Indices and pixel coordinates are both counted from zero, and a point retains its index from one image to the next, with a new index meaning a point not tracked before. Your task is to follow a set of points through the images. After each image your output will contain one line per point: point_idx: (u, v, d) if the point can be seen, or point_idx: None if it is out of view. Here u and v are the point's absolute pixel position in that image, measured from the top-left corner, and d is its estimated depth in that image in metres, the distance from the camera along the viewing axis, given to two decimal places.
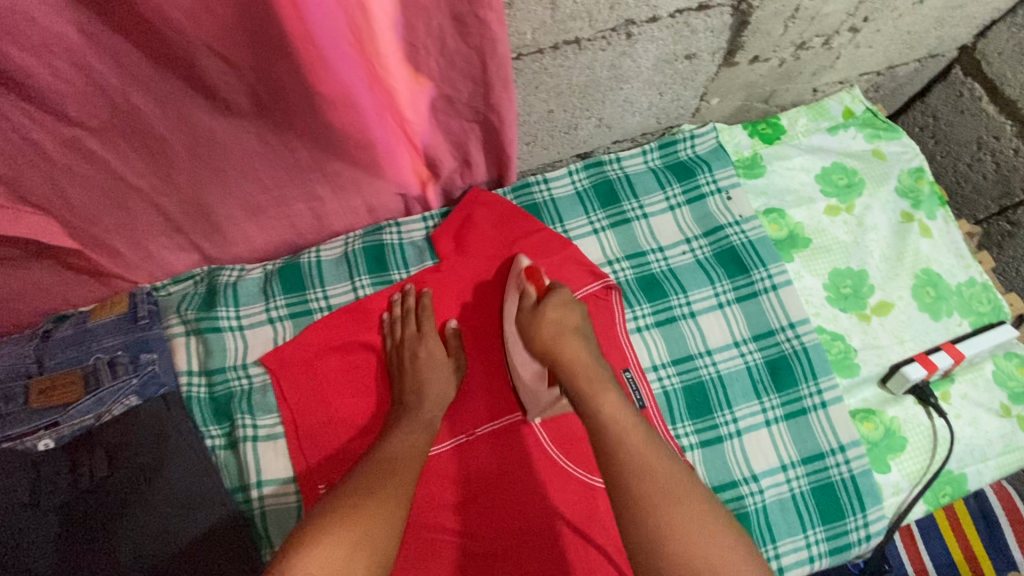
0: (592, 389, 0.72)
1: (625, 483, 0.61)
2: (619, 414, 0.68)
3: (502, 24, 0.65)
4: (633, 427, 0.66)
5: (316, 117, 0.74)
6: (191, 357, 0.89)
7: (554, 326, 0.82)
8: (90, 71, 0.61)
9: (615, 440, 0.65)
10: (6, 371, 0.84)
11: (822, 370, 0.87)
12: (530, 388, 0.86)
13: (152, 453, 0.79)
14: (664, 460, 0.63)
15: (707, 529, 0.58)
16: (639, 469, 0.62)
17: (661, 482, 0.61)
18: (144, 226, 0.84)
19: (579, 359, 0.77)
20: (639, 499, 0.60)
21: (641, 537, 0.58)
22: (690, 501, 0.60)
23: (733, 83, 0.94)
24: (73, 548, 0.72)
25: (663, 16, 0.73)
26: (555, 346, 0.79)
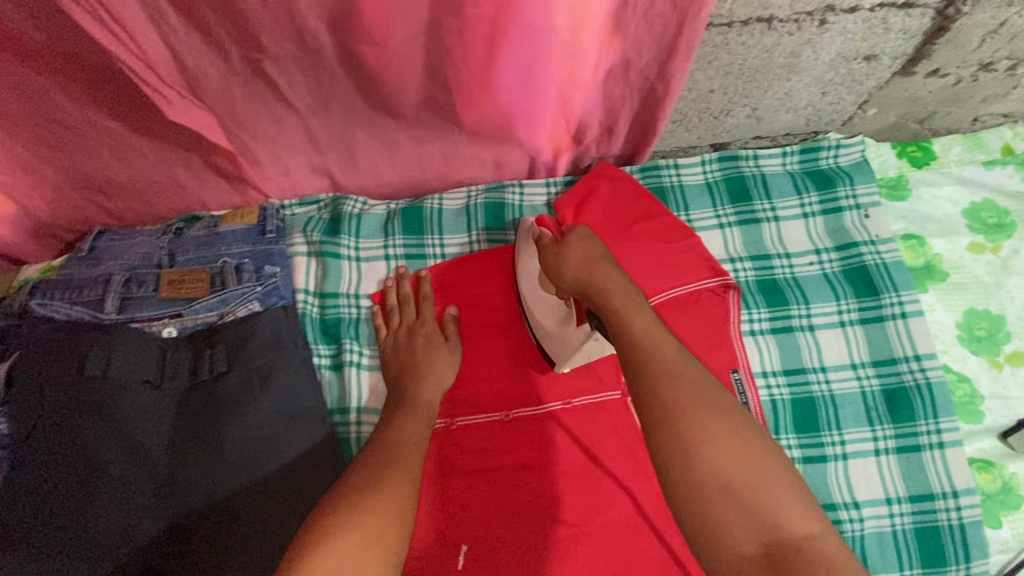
0: (625, 305, 0.65)
1: (655, 389, 0.57)
2: (653, 337, 0.61)
3: None
4: (666, 339, 0.62)
5: (485, 67, 0.74)
6: (309, 277, 0.92)
7: (581, 255, 0.72)
8: (294, 6, 0.66)
9: (647, 353, 0.60)
10: (141, 259, 0.88)
11: (945, 410, 0.82)
12: (556, 334, 0.81)
13: (268, 359, 0.82)
14: (700, 378, 0.58)
15: (745, 447, 0.54)
16: (670, 374, 0.57)
17: (700, 397, 0.56)
18: (289, 143, 0.88)
19: (613, 283, 0.68)
20: (672, 412, 0.55)
21: (673, 448, 0.53)
22: (728, 417, 0.55)
23: (900, 95, 0.89)
24: (187, 431, 0.77)
25: (864, 8, 0.71)
26: (584, 275, 0.71)
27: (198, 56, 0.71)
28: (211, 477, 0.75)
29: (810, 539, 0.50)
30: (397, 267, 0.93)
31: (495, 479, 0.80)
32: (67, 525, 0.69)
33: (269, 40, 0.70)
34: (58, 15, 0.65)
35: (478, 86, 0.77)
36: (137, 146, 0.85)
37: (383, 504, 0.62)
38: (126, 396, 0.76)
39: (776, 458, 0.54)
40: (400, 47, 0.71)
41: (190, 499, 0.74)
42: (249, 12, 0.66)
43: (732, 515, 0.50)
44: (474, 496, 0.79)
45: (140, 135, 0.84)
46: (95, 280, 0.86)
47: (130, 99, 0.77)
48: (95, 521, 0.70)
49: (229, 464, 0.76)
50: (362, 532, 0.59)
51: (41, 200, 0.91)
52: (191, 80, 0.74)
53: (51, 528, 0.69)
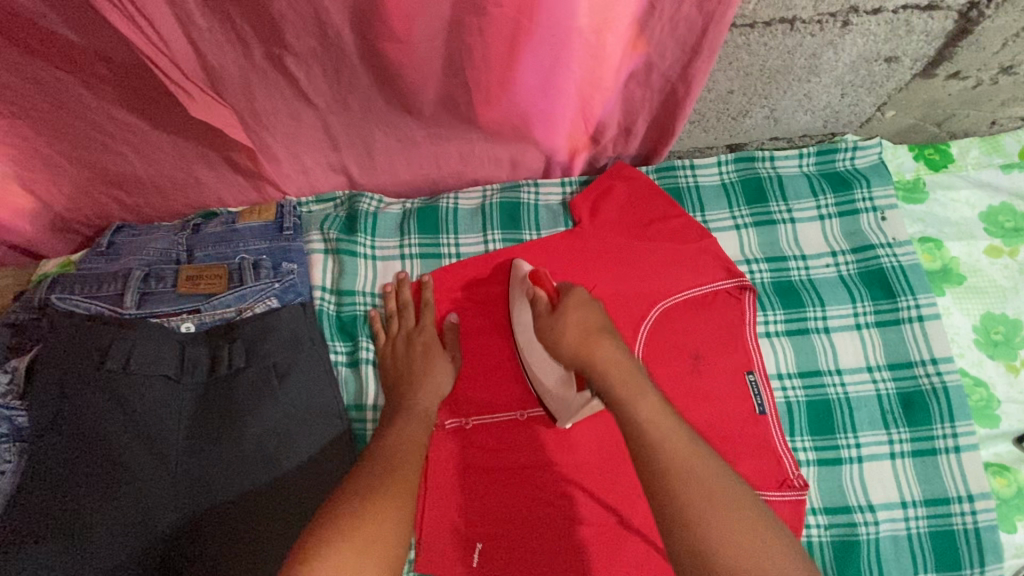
0: (627, 389, 0.67)
1: (668, 485, 0.58)
2: (657, 419, 0.63)
3: None
4: (672, 424, 0.63)
5: (505, 66, 0.74)
6: (325, 274, 0.93)
7: (579, 328, 0.75)
8: (319, 3, 0.66)
9: (651, 439, 0.61)
10: (159, 254, 0.89)
11: (961, 414, 0.82)
12: (557, 395, 0.78)
13: (287, 355, 0.82)
14: (703, 460, 0.59)
15: (752, 531, 0.55)
16: (680, 466, 0.59)
17: (703, 481, 0.58)
18: (307, 140, 0.88)
19: (613, 362, 0.70)
20: (680, 503, 0.56)
21: (683, 541, 0.55)
22: (733, 498, 0.57)
23: (919, 98, 0.88)
24: (205, 425, 0.77)
25: (887, 10, 0.70)
26: (583, 353, 0.73)
27: (220, 52, 0.71)
28: (228, 474, 0.75)
29: None
30: (398, 273, 0.93)
31: (510, 478, 0.81)
32: (86, 520, 0.70)
33: (293, 37, 0.70)
34: (84, 11, 0.66)
35: (497, 86, 0.77)
36: (156, 142, 0.86)
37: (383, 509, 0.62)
38: (146, 390, 0.76)
39: (784, 541, 0.56)
40: (421, 46, 0.71)
41: (207, 496, 0.74)
42: (274, 8, 0.66)
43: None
44: (489, 493, 0.80)
45: (161, 131, 0.84)
46: (115, 275, 0.86)
47: (151, 95, 0.78)
48: (114, 516, 0.71)
49: (246, 461, 0.76)
50: (363, 539, 0.59)
51: (60, 194, 0.92)
52: (213, 77, 0.74)
53: (70, 522, 0.70)
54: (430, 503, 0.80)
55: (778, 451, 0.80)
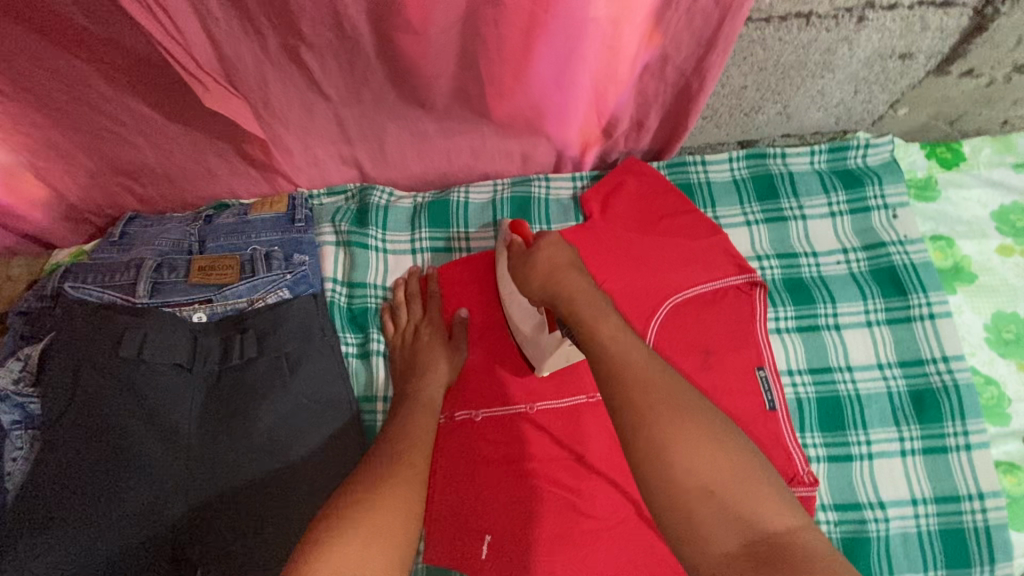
0: (591, 312, 0.65)
1: (625, 393, 0.56)
2: (622, 342, 0.61)
3: None
4: (635, 344, 0.61)
5: (519, 59, 0.74)
6: (337, 267, 0.93)
7: (548, 264, 0.74)
8: None
9: (615, 358, 0.59)
10: (172, 245, 0.90)
11: (972, 412, 0.82)
12: (531, 339, 0.80)
13: (298, 346, 0.82)
14: (666, 375, 0.58)
15: (716, 443, 0.53)
16: (639, 377, 0.57)
17: (661, 390, 0.56)
18: (320, 132, 0.88)
19: (580, 291, 0.69)
20: (640, 413, 0.54)
21: (646, 451, 0.53)
22: (698, 411, 0.55)
23: (932, 96, 0.88)
24: (216, 412, 0.78)
25: (903, 5, 0.70)
26: (553, 286, 0.71)
27: (236, 44, 0.72)
28: (239, 463, 0.76)
29: (788, 535, 0.49)
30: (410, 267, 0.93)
31: (521, 472, 0.80)
32: (99, 509, 0.71)
33: (308, 29, 0.71)
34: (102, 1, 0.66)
35: (510, 79, 0.78)
36: (169, 133, 0.86)
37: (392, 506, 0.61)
38: (159, 375, 0.77)
39: (745, 452, 0.54)
40: (436, 38, 0.72)
41: (219, 483, 0.75)
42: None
43: (712, 519, 0.49)
44: (498, 485, 0.80)
45: (174, 122, 0.85)
46: (127, 264, 0.86)
47: (165, 86, 0.78)
48: (126, 505, 0.71)
49: (257, 450, 0.77)
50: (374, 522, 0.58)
51: (73, 185, 0.93)
52: (227, 67, 0.74)
53: (82, 511, 0.70)
54: (441, 494, 0.80)
55: (788, 448, 0.80)
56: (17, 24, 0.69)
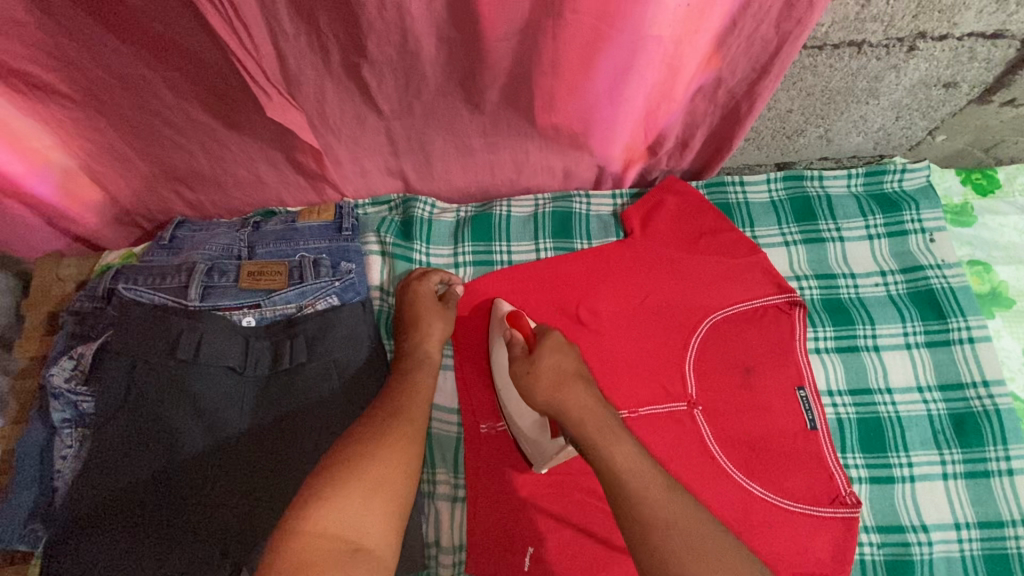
0: (603, 436, 0.66)
1: (649, 535, 0.58)
2: (634, 466, 0.63)
3: (819, 10, 0.67)
4: (649, 472, 0.63)
5: (571, 76, 0.77)
6: (382, 276, 0.95)
7: (552, 375, 0.72)
8: (404, 15, 0.69)
9: (632, 491, 0.61)
10: (222, 250, 0.92)
11: (1014, 436, 0.82)
12: (532, 438, 0.79)
13: (347, 351, 0.83)
14: (686, 513, 0.60)
15: None
16: (662, 519, 0.59)
17: (684, 534, 0.58)
18: (369, 144, 0.91)
19: (587, 410, 0.68)
20: (665, 557, 0.56)
21: None
22: (714, 551, 0.57)
23: (971, 123, 0.90)
24: (264, 417, 0.79)
25: (953, 37, 0.73)
26: (556, 404, 0.70)
27: (301, 58, 0.74)
28: (291, 469, 0.77)
29: None
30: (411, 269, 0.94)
31: (562, 482, 0.81)
32: (159, 509, 0.73)
33: (372, 48, 0.73)
34: (175, 18, 0.69)
35: (561, 95, 0.80)
36: (225, 142, 0.89)
37: (391, 459, 0.67)
38: (210, 378, 0.78)
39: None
40: (493, 55, 0.74)
41: (271, 492, 0.76)
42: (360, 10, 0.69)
43: None
44: (538, 498, 0.80)
45: (231, 132, 0.87)
46: (178, 268, 0.89)
47: (227, 96, 0.81)
48: (183, 504, 0.74)
49: (306, 453, 0.77)
50: (370, 484, 0.64)
51: (127, 189, 0.95)
52: (290, 78, 0.77)
53: (142, 512, 0.73)
54: (482, 503, 0.81)
55: (829, 469, 0.81)
56: (95, 32, 0.71)
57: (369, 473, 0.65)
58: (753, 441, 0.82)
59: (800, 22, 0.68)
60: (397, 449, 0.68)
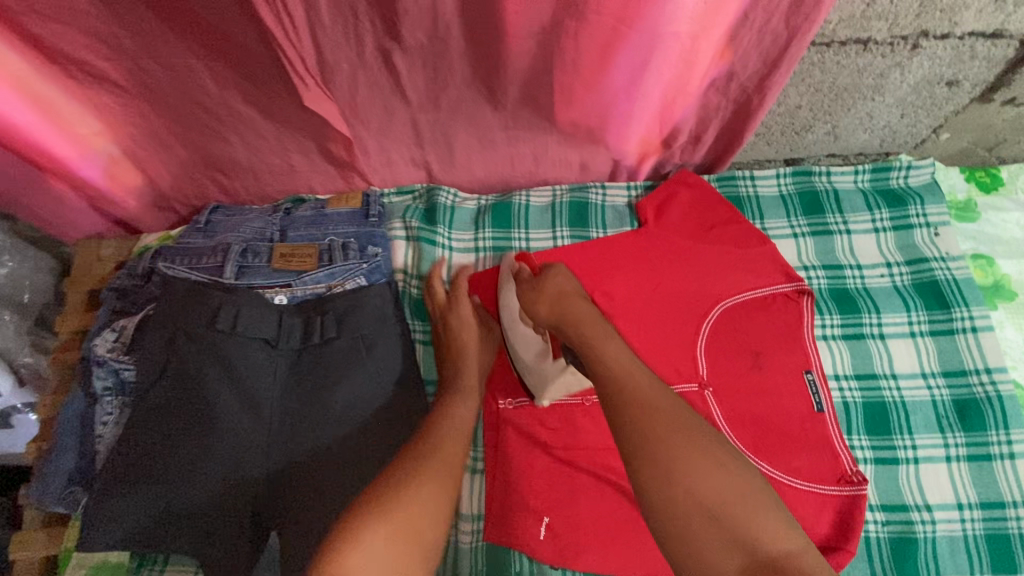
0: (596, 334, 0.73)
1: (630, 414, 0.63)
2: (621, 359, 0.69)
3: (826, 6, 0.71)
4: (636, 367, 0.68)
5: (590, 70, 0.81)
6: (406, 260, 1.00)
7: (555, 290, 0.81)
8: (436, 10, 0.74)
9: (616, 379, 0.67)
10: (256, 233, 0.96)
11: (1015, 422, 0.85)
12: (534, 367, 0.87)
13: (374, 328, 0.87)
14: (669, 399, 0.65)
15: (716, 463, 0.59)
16: (648, 404, 0.64)
17: (664, 416, 0.63)
18: (396, 135, 0.96)
19: (583, 316, 0.76)
20: (644, 432, 0.61)
21: (647, 472, 0.60)
22: (692, 430, 0.62)
23: (973, 122, 0.94)
24: (297, 389, 0.83)
25: (955, 35, 0.77)
26: (560, 314, 0.78)
27: (337, 51, 0.80)
28: (318, 437, 0.81)
29: (786, 556, 0.55)
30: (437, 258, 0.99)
31: (576, 457, 0.84)
32: (195, 470, 0.79)
33: (404, 41, 0.78)
34: (224, 12, 0.74)
35: (580, 89, 0.85)
36: (261, 131, 0.94)
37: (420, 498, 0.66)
38: (249, 350, 0.83)
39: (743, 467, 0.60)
40: (517, 50, 0.79)
41: (300, 459, 0.80)
42: (396, 3, 0.73)
43: (713, 535, 0.56)
44: (554, 472, 0.84)
45: (267, 121, 0.92)
46: (214, 249, 0.93)
47: (265, 86, 0.86)
48: (217, 467, 0.79)
49: (335, 422, 0.82)
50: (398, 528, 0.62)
51: (166, 175, 1.01)
52: (326, 69, 0.82)
53: (181, 473, 0.79)
54: (501, 477, 0.84)
55: (836, 449, 0.84)
56: (148, 23, 0.77)
57: (397, 515, 0.63)
58: (761, 422, 0.86)
59: (809, 18, 0.73)
60: (427, 492, 0.67)
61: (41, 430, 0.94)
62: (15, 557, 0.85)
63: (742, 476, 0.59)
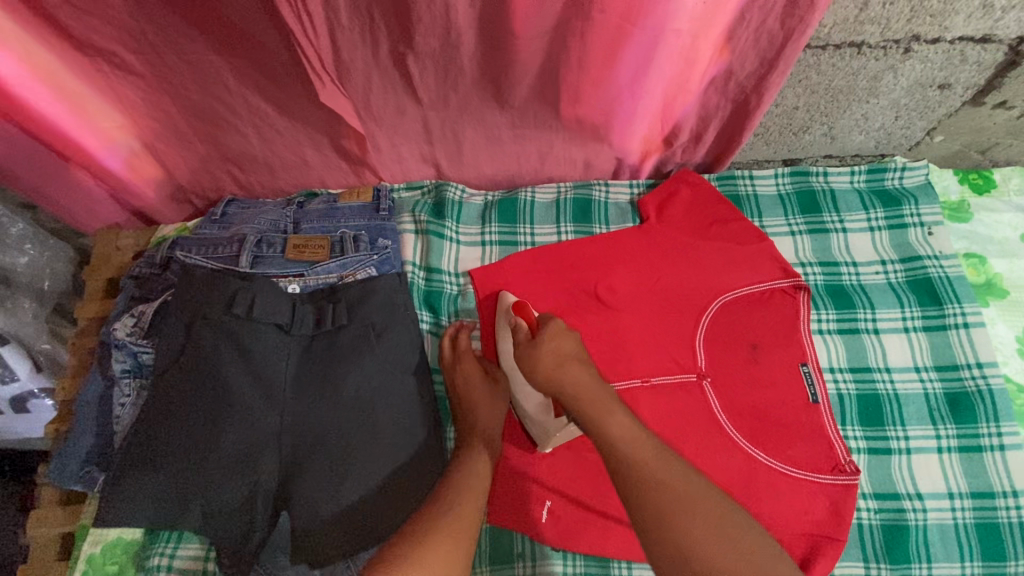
0: (599, 411, 0.72)
1: (646, 499, 0.65)
2: (629, 435, 0.70)
3: (822, 9, 0.75)
4: (644, 441, 0.69)
5: (595, 70, 0.85)
6: (415, 252, 1.03)
7: (551, 358, 0.77)
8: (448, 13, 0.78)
9: (628, 460, 0.68)
10: (270, 224, 1.00)
11: (1005, 415, 0.87)
12: (538, 420, 0.86)
13: (384, 316, 0.90)
14: (681, 477, 0.66)
15: (733, 542, 0.62)
16: (661, 485, 0.65)
17: (678, 499, 0.64)
18: (407, 132, 0.99)
19: (584, 388, 0.74)
20: (661, 518, 0.63)
21: (668, 559, 0.62)
22: (707, 510, 0.64)
23: (966, 125, 0.97)
24: (307, 372, 0.86)
25: (946, 40, 0.80)
26: (559, 381, 0.75)
27: (353, 50, 0.83)
28: (328, 421, 0.84)
29: None
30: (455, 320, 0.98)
31: (578, 443, 0.87)
32: (207, 449, 0.81)
33: (417, 41, 0.82)
34: (246, 11, 0.78)
35: (585, 89, 0.88)
36: (277, 127, 0.98)
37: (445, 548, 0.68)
38: (262, 334, 0.86)
39: (756, 538, 0.63)
40: (525, 51, 0.83)
41: (310, 440, 0.83)
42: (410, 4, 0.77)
43: None
44: (556, 457, 0.87)
45: (284, 118, 0.96)
46: (230, 240, 0.97)
47: (283, 83, 0.89)
48: (228, 446, 0.81)
49: (345, 406, 0.85)
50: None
51: (185, 168, 1.04)
52: (342, 67, 0.86)
53: (193, 452, 0.81)
54: (505, 461, 0.88)
55: (830, 438, 0.86)
56: (175, 19, 0.80)
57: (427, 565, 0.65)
58: (757, 412, 0.88)
59: (805, 20, 0.76)
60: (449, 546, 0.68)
61: (60, 412, 0.97)
62: (33, 533, 0.89)
63: (757, 551, 0.62)
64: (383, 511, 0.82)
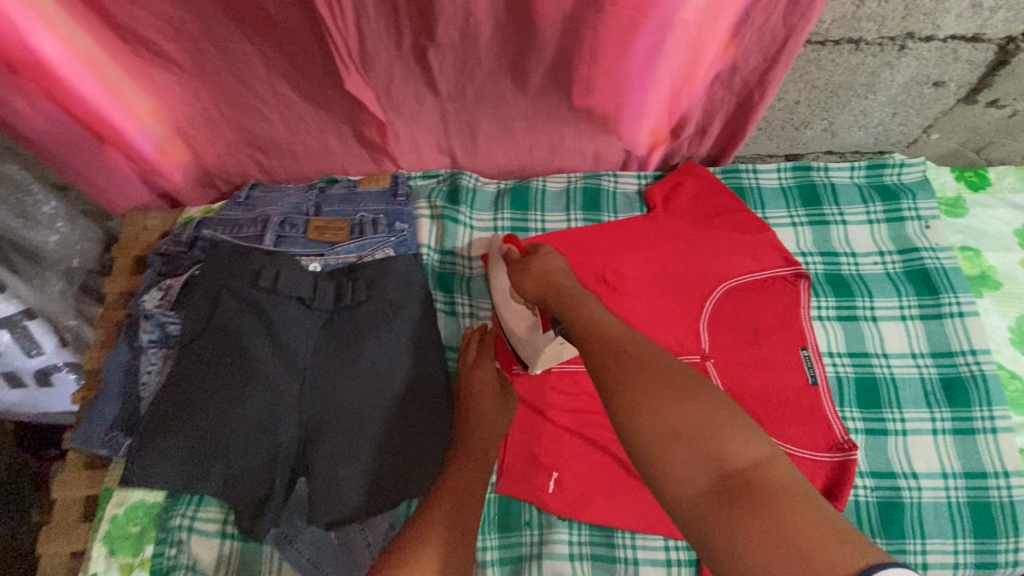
0: (575, 305, 0.78)
1: (603, 359, 0.67)
2: (598, 318, 0.74)
3: (821, 5, 0.79)
4: (610, 321, 0.73)
5: (606, 63, 0.90)
6: (431, 235, 1.08)
7: (539, 269, 0.87)
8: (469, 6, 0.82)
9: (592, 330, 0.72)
10: (293, 207, 1.04)
11: (998, 400, 0.90)
12: (527, 340, 0.91)
13: (400, 293, 0.94)
14: (639, 342, 0.68)
15: (683, 391, 0.61)
16: (616, 346, 0.67)
17: (631, 354, 0.66)
18: (425, 122, 1.04)
19: (564, 289, 0.82)
20: (612, 365, 0.65)
21: (618, 403, 0.62)
22: (661, 365, 0.64)
23: (961, 123, 1.01)
24: (327, 346, 0.90)
25: (938, 38, 0.85)
26: (544, 289, 0.85)
27: (377, 40, 0.88)
28: (345, 392, 0.87)
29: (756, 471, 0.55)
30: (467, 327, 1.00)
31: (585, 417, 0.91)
32: (230, 412, 0.85)
33: (438, 33, 0.87)
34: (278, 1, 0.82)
35: (597, 81, 0.93)
36: (302, 114, 1.02)
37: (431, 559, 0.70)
38: (285, 308, 0.90)
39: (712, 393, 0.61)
40: (540, 43, 0.88)
41: (327, 409, 0.86)
42: None
43: (680, 452, 0.57)
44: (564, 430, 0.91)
45: (308, 106, 1.01)
46: (254, 220, 1.01)
47: (309, 72, 0.94)
48: (250, 410, 0.85)
49: (362, 378, 0.88)
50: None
51: (212, 153, 1.09)
52: (365, 56, 0.90)
53: (216, 414, 0.85)
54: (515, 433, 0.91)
55: (829, 418, 0.89)
56: (210, 7, 0.84)
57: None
58: (759, 393, 0.92)
59: (805, 17, 0.81)
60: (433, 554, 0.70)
61: (87, 380, 1.01)
62: (58, 495, 0.92)
63: (711, 401, 0.60)
64: (393, 480, 0.85)
